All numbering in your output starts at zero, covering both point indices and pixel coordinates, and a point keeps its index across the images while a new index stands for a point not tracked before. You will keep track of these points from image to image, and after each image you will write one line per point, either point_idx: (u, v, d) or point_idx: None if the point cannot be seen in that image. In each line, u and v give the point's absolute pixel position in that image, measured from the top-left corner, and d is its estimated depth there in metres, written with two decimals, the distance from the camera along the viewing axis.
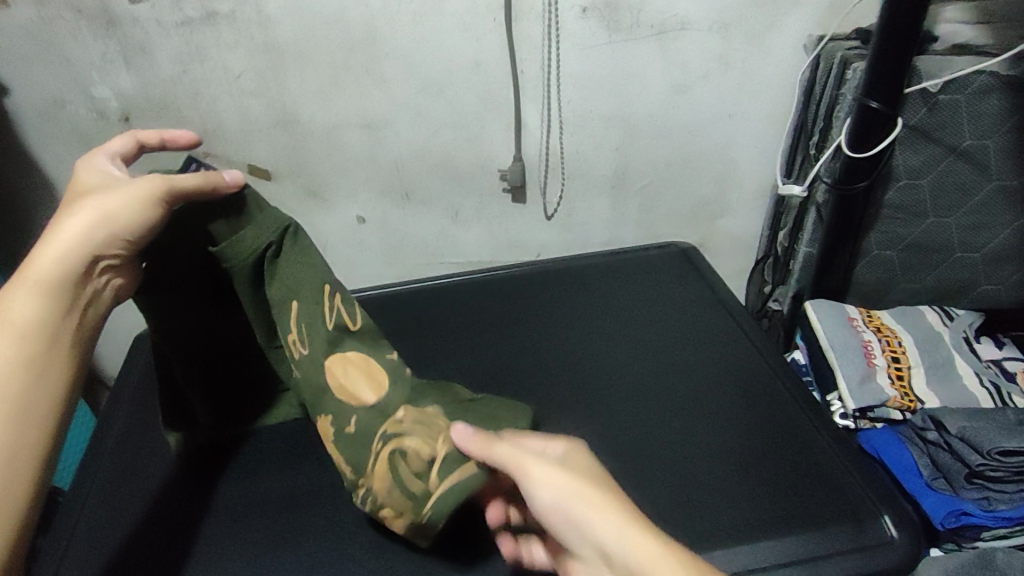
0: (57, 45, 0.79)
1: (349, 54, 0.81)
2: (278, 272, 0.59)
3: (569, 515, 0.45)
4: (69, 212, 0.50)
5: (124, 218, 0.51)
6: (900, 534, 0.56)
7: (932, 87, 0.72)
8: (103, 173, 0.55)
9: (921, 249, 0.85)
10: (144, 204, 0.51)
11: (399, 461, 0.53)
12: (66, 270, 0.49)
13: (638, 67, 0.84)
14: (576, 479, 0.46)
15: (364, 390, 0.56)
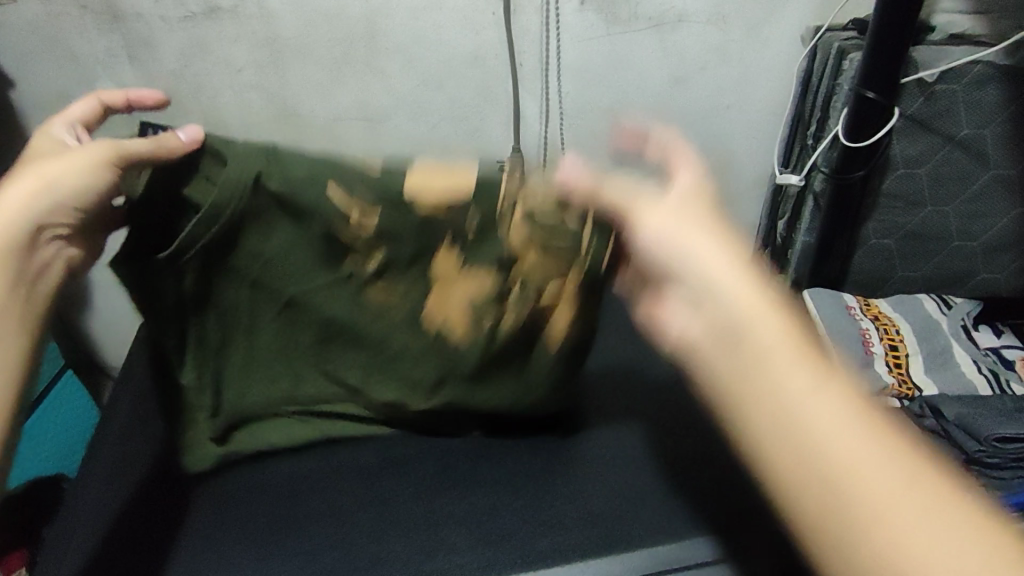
0: (61, 40, 0.79)
1: (350, 48, 0.82)
2: (278, 198, 0.50)
3: (681, 237, 0.42)
4: (12, 183, 0.46)
5: (69, 185, 0.46)
6: None
7: (928, 78, 0.73)
8: (51, 143, 0.51)
9: (918, 238, 0.85)
10: (91, 166, 0.47)
11: (538, 225, 0.50)
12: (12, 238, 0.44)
13: (637, 59, 0.84)
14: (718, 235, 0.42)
15: (457, 190, 0.49)
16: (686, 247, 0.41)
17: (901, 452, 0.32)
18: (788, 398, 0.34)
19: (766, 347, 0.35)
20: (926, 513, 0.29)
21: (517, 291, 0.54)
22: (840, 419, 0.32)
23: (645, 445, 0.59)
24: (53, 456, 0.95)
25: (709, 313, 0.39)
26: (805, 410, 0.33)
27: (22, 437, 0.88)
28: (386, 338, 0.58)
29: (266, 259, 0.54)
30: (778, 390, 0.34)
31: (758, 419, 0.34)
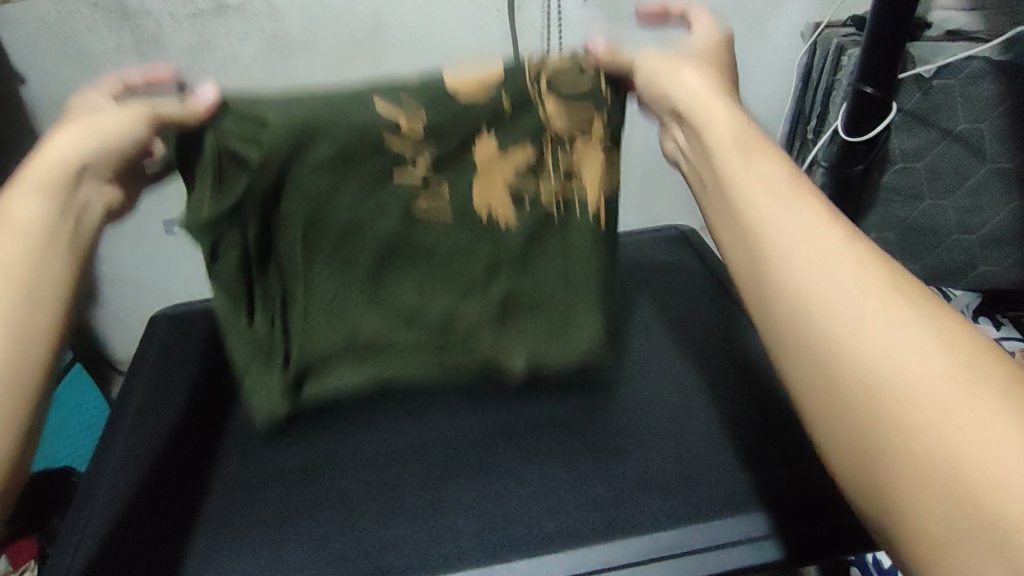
0: (71, 37, 0.81)
1: (356, 45, 0.83)
2: (328, 123, 0.48)
3: (666, 67, 0.46)
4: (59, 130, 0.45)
5: (113, 134, 0.45)
6: None
7: (925, 73, 0.75)
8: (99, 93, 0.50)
9: (917, 231, 0.87)
10: (132, 117, 0.46)
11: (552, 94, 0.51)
12: (58, 173, 0.43)
13: None
14: (727, 110, 0.42)
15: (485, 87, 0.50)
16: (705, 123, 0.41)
17: (910, 304, 0.30)
18: (802, 278, 0.33)
19: (776, 229, 0.35)
20: (945, 366, 0.28)
21: (553, 160, 0.54)
22: (851, 286, 0.31)
23: (666, 451, 0.61)
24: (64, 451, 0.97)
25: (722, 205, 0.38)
26: (820, 281, 0.32)
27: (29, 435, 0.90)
28: (440, 246, 0.55)
29: (317, 191, 0.50)
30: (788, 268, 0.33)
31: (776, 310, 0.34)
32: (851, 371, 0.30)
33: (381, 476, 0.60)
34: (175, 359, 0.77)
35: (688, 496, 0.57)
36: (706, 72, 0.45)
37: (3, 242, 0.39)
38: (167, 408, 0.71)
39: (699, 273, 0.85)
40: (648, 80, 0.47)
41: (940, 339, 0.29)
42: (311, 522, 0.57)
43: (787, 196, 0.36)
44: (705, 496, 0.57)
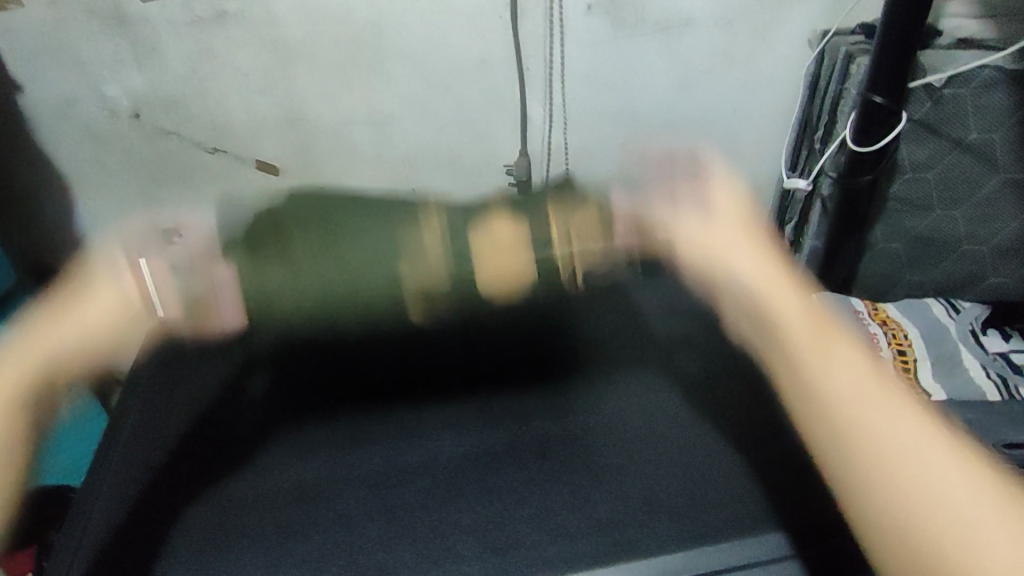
0: (69, 45, 0.81)
1: (356, 53, 0.82)
2: None
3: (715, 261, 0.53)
4: (52, 331, 0.55)
5: (75, 365, 0.54)
6: None
7: (936, 82, 0.73)
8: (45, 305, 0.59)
9: (926, 243, 0.85)
10: (84, 348, 0.55)
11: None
12: (30, 367, 0.51)
13: (643, 62, 0.84)
14: (785, 291, 0.48)
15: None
16: (781, 313, 0.47)
17: (923, 415, 0.42)
18: (874, 415, 0.41)
19: (801, 341, 0.45)
20: (935, 446, 0.40)
21: None
22: (912, 435, 0.41)
23: (674, 470, 0.59)
24: None
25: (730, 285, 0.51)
26: (870, 432, 0.41)
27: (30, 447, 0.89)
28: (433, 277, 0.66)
29: None
30: (869, 415, 0.41)
31: (823, 426, 0.42)
32: (857, 429, 0.41)
33: (383, 496, 0.59)
34: (165, 378, 0.77)
35: (692, 521, 0.55)
36: (742, 233, 0.53)
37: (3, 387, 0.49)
38: (169, 422, 0.70)
39: None
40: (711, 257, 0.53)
41: (930, 436, 0.41)
42: (310, 543, 0.55)
43: (863, 385, 0.43)
44: (709, 521, 0.55)
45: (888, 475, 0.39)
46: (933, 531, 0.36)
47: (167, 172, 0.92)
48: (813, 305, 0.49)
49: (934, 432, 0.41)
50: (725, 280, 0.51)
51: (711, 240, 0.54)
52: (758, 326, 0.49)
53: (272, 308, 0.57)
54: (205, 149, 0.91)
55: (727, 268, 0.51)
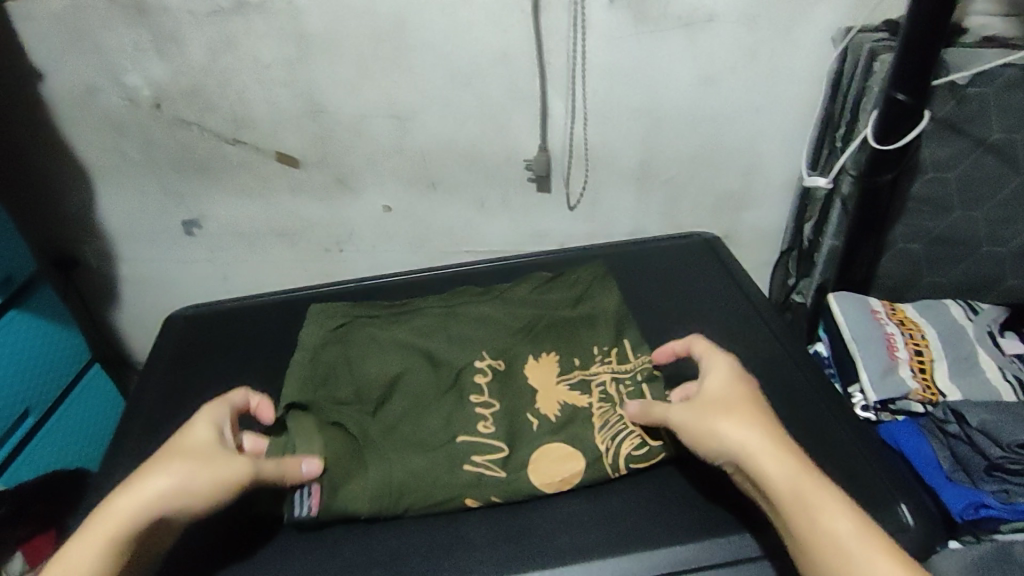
0: (92, 34, 0.82)
1: (377, 46, 0.83)
2: (409, 492, 0.61)
3: (703, 426, 0.54)
4: (157, 471, 0.51)
5: (201, 495, 0.51)
6: (915, 521, 0.61)
7: (961, 79, 0.72)
8: (211, 429, 0.55)
9: (946, 243, 0.84)
10: (223, 488, 0.52)
11: (608, 420, 0.64)
12: (135, 531, 0.48)
13: (663, 58, 0.84)
14: (753, 432, 0.52)
15: (571, 465, 0.62)
16: (725, 438, 0.53)
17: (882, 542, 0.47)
18: (824, 516, 0.48)
19: (778, 482, 0.50)
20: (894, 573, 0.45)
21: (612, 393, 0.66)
22: (855, 549, 0.46)
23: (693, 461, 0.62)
24: (78, 451, 0.98)
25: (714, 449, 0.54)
26: (815, 532, 0.48)
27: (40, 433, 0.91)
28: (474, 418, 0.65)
29: (397, 482, 0.61)
30: (819, 526, 0.48)
31: (792, 527, 0.49)
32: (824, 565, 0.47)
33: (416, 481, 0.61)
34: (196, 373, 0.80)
35: None
36: (743, 423, 0.53)
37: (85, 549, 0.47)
38: None
39: (724, 288, 0.86)
40: (695, 439, 0.55)
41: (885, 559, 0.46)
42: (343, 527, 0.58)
43: (804, 485, 0.49)
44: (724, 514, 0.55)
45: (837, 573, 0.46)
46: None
47: (187, 163, 0.94)
48: (780, 434, 0.53)
49: (863, 536, 0.47)
50: (716, 447, 0.53)
51: (696, 412, 0.55)
52: (714, 455, 0.54)
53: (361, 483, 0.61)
54: (224, 138, 0.91)
55: (716, 434, 0.53)
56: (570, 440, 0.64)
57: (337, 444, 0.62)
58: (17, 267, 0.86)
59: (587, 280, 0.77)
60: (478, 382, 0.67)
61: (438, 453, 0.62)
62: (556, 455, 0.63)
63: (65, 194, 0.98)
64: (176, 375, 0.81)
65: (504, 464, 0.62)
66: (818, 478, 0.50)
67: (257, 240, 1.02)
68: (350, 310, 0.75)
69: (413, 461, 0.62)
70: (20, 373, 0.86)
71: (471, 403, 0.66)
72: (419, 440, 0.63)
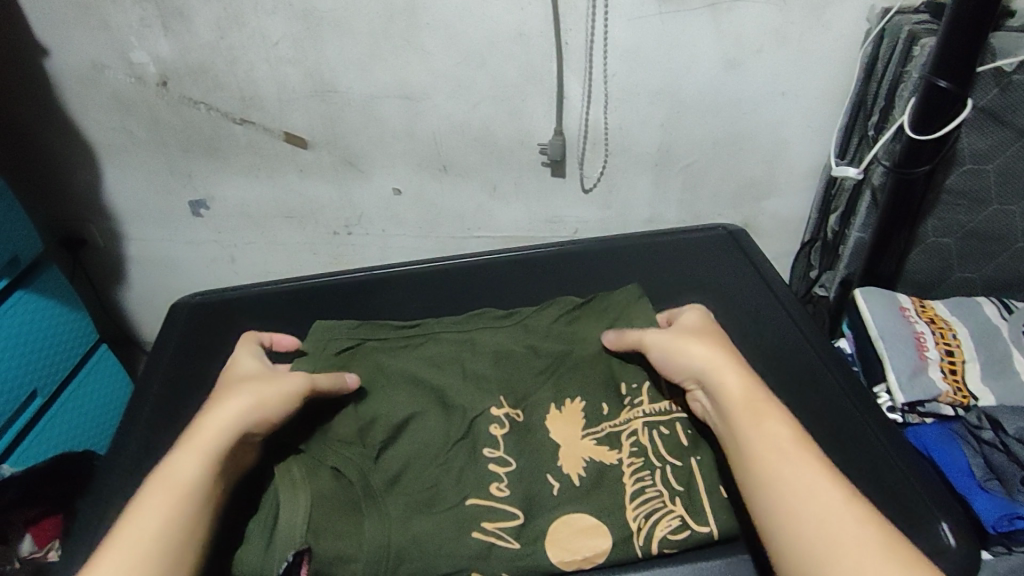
0: (97, 8, 0.80)
1: (389, 24, 0.79)
2: (406, 556, 0.53)
3: (676, 346, 0.59)
4: (229, 394, 0.55)
5: (271, 402, 0.55)
6: (956, 541, 0.57)
7: (1006, 66, 0.67)
8: (254, 361, 0.62)
9: (981, 238, 0.81)
10: (288, 397, 0.56)
11: (644, 492, 0.57)
12: (226, 433, 0.52)
13: (688, 39, 0.80)
14: (719, 353, 0.56)
15: (594, 543, 0.55)
16: (693, 359, 0.57)
17: (813, 449, 0.49)
18: (765, 422, 0.51)
19: (730, 390, 0.54)
20: (818, 469, 0.47)
21: (654, 452, 0.59)
22: (786, 448, 0.48)
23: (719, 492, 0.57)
24: (86, 434, 0.96)
25: (681, 366, 0.58)
26: (755, 431, 0.50)
27: (45, 417, 0.89)
28: (487, 476, 0.58)
29: (399, 548, 0.54)
30: (759, 424, 0.50)
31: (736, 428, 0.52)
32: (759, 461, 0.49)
33: (414, 548, 0.54)
34: (202, 363, 0.79)
35: None
36: (710, 346, 0.57)
37: (185, 462, 0.49)
38: None
39: (752, 285, 0.83)
40: (666, 359, 0.59)
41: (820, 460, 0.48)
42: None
43: (755, 398, 0.53)
44: None
45: (765, 460, 0.48)
46: (783, 507, 0.46)
47: (195, 142, 0.91)
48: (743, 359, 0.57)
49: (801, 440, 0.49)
50: (685, 365, 0.57)
51: (672, 334, 0.60)
52: (682, 377, 0.58)
53: (360, 541, 0.53)
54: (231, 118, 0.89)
55: (686, 353, 0.57)
56: (597, 513, 0.56)
57: (329, 511, 0.54)
58: (25, 247, 0.84)
59: (620, 306, 0.70)
60: (494, 434, 0.60)
61: (444, 513, 0.56)
62: (585, 531, 0.56)
63: (71, 173, 0.96)
64: (179, 364, 0.79)
65: (519, 534, 0.55)
66: (766, 395, 0.53)
67: (265, 222, 1.00)
68: (354, 330, 0.69)
69: (416, 524, 0.55)
70: (29, 354, 0.85)
71: (484, 458, 0.59)
72: (423, 496, 0.57)
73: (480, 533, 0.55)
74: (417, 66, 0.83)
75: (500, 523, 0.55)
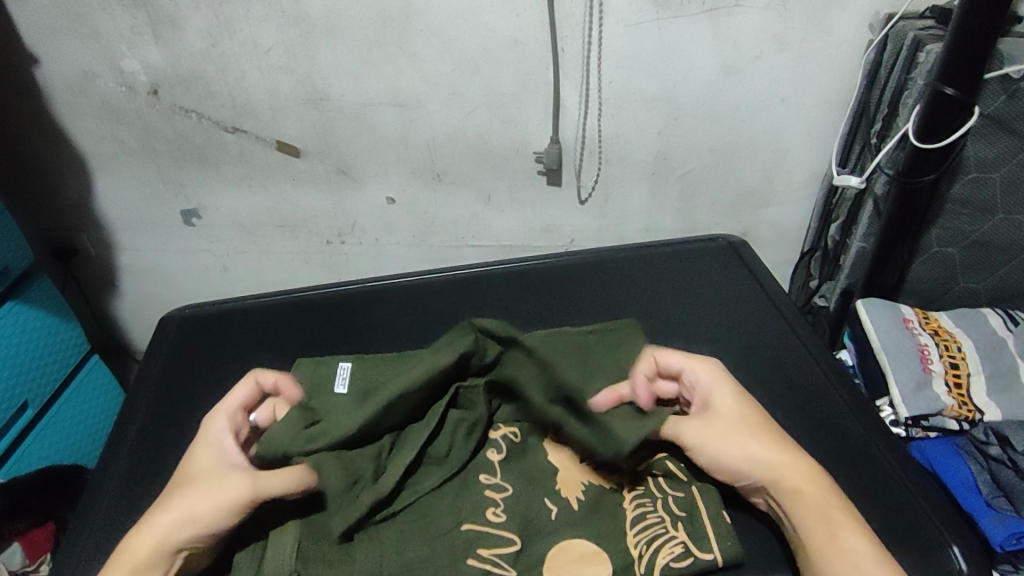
0: (86, 15, 0.78)
1: (382, 30, 0.78)
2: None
3: (731, 446, 0.54)
4: (171, 503, 0.51)
5: (205, 520, 0.50)
6: (969, 565, 0.55)
7: (1014, 74, 0.66)
8: (222, 439, 0.56)
9: (985, 249, 0.79)
10: (226, 512, 0.50)
11: (644, 520, 0.55)
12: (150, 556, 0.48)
13: (687, 47, 0.79)
14: (782, 453, 0.54)
15: (594, 571, 0.52)
16: (757, 460, 0.53)
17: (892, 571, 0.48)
18: (845, 536, 0.49)
19: (802, 497, 0.52)
20: None
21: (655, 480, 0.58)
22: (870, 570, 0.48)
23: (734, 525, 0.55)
24: (77, 447, 0.94)
25: (738, 467, 0.54)
26: (836, 549, 0.49)
27: (35, 430, 0.87)
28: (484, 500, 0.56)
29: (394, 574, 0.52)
30: (840, 540, 0.49)
31: (812, 539, 0.50)
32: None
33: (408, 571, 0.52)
34: (192, 376, 0.77)
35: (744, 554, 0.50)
36: (769, 446, 0.54)
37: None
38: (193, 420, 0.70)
39: (755, 300, 0.81)
40: (715, 460, 0.55)
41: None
42: None
43: (826, 505, 0.51)
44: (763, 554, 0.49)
45: None
46: None
47: (187, 151, 0.90)
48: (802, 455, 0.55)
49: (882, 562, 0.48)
50: (745, 468, 0.54)
51: (721, 430, 0.55)
52: (734, 476, 0.55)
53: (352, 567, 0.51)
54: (222, 127, 0.87)
55: (745, 455, 0.54)
56: (597, 536, 0.54)
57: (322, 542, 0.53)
58: (16, 258, 0.82)
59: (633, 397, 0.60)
60: (489, 459, 0.60)
61: (440, 537, 0.54)
62: (583, 559, 0.53)
63: (61, 184, 0.94)
64: (168, 378, 0.77)
65: (517, 560, 0.53)
66: (837, 504, 0.52)
67: (257, 232, 0.98)
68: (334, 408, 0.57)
69: (411, 547, 0.53)
70: (20, 367, 0.83)
71: (480, 484, 0.58)
72: (417, 520, 0.55)
73: (477, 560, 0.53)
74: (410, 74, 0.81)
75: (497, 544, 0.53)
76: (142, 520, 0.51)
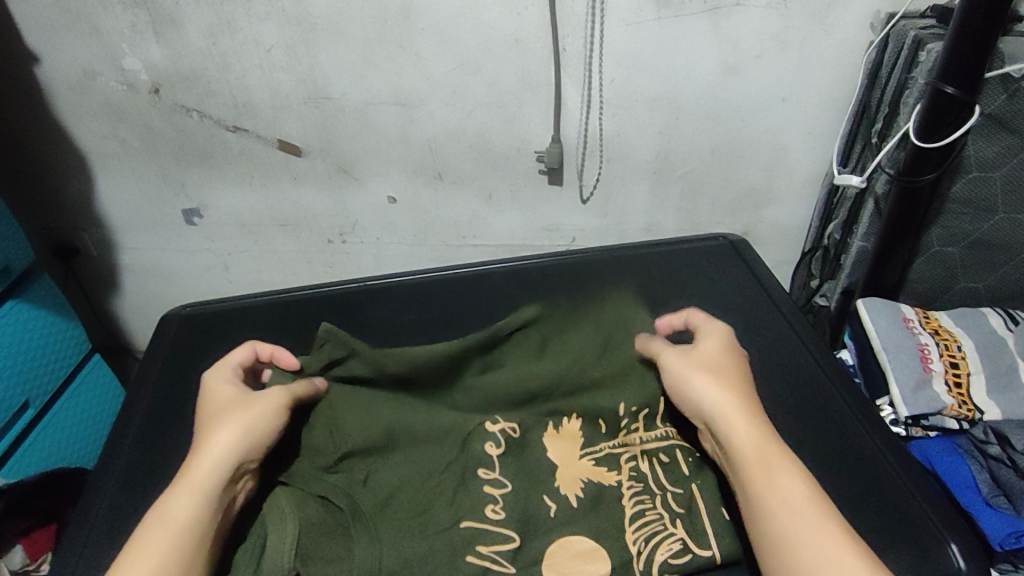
0: (87, 14, 0.78)
1: (383, 29, 0.78)
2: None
3: (688, 379, 0.57)
4: (217, 427, 0.54)
5: (262, 426, 0.55)
6: (968, 563, 0.55)
7: (1015, 73, 0.66)
8: (226, 383, 0.60)
9: (986, 248, 0.79)
10: (274, 415, 0.56)
11: (643, 516, 0.55)
12: (221, 465, 0.51)
13: (687, 46, 0.79)
14: (731, 395, 0.55)
15: (592, 569, 0.53)
16: (706, 399, 0.55)
17: (826, 511, 0.48)
18: (779, 476, 0.50)
19: (739, 436, 0.52)
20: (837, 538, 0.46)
21: (654, 477, 0.59)
22: (805, 511, 0.48)
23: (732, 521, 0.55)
24: (77, 446, 0.94)
25: (696, 404, 0.56)
26: (770, 488, 0.49)
27: (36, 428, 0.87)
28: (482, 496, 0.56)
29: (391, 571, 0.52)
30: (773, 475, 0.50)
31: (748, 478, 0.51)
32: (773, 519, 0.48)
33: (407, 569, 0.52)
34: (194, 374, 0.77)
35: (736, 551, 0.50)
36: (721, 387, 0.56)
37: (179, 504, 0.49)
38: None
39: (755, 298, 0.81)
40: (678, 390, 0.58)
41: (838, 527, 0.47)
42: None
43: (767, 448, 0.52)
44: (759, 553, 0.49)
45: (784, 526, 0.47)
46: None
47: (188, 150, 0.90)
48: (755, 403, 0.56)
49: (818, 504, 0.48)
50: (699, 404, 0.56)
51: (692, 363, 0.58)
52: (692, 410, 0.57)
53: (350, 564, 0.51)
54: (223, 126, 0.87)
55: (697, 392, 0.56)
56: (597, 535, 0.55)
57: (320, 539, 0.53)
58: (17, 257, 0.82)
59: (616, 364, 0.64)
60: (488, 453, 0.59)
61: (438, 534, 0.54)
62: (582, 556, 0.53)
63: (62, 182, 0.94)
64: (170, 376, 0.78)
65: (515, 558, 0.53)
66: (778, 445, 0.52)
67: (259, 230, 0.98)
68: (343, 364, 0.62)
69: (407, 544, 0.53)
70: (22, 365, 0.83)
71: (479, 480, 0.57)
72: (414, 517, 0.55)
73: (476, 557, 0.53)
74: (411, 73, 0.81)
75: (495, 541, 0.53)
76: (188, 457, 0.52)
